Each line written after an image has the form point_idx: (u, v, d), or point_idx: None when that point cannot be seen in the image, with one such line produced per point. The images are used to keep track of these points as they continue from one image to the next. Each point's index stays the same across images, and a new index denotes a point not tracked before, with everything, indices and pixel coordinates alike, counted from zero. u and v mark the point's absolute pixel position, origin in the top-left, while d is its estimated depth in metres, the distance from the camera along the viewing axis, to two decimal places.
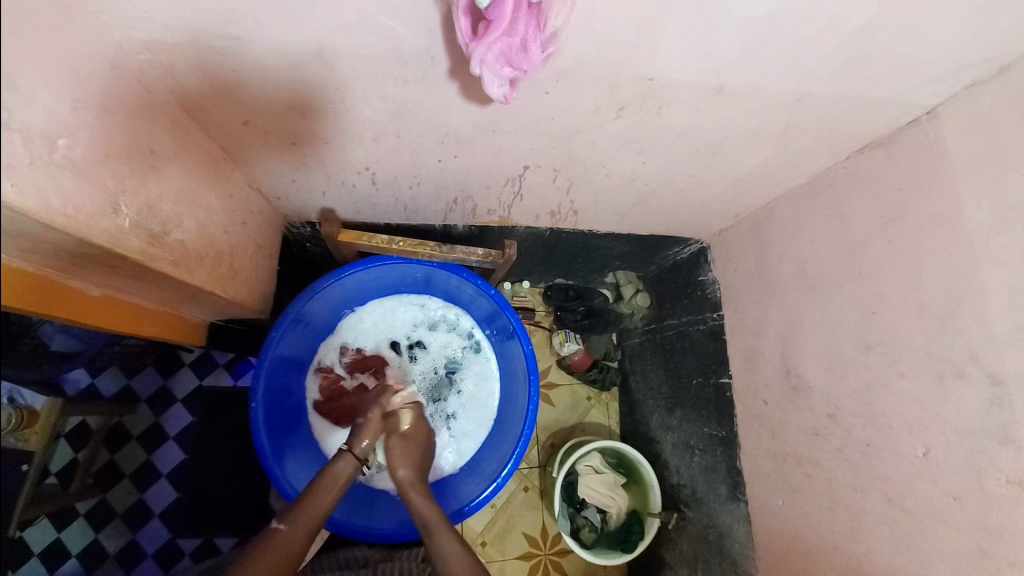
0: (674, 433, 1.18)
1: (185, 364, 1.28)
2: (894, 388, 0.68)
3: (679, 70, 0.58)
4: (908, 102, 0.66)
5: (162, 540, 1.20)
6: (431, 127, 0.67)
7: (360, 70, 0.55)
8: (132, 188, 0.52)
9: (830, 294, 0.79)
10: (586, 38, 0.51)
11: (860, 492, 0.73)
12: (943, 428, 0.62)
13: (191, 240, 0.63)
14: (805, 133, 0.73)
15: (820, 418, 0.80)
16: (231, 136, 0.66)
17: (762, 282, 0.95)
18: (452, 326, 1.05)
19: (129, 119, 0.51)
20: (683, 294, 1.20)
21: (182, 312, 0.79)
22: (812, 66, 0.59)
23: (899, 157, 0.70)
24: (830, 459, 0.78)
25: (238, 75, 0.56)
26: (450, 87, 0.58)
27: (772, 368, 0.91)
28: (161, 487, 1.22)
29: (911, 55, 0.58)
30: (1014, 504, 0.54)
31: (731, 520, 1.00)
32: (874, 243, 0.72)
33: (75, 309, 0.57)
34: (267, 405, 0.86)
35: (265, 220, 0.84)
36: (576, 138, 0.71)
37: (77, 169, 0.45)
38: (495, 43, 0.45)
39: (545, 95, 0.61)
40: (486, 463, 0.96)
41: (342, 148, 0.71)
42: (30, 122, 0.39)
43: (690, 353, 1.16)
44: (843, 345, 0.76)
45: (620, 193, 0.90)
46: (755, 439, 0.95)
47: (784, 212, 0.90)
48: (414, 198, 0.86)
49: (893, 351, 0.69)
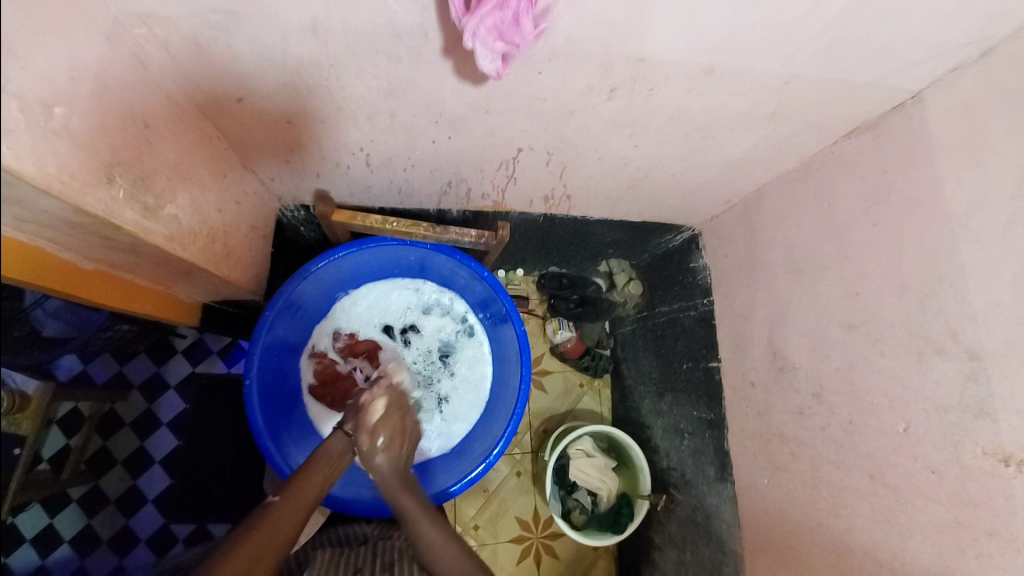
0: (664, 418, 1.20)
1: (179, 351, 1.28)
2: (876, 366, 0.70)
3: (669, 51, 0.59)
4: (894, 86, 0.67)
5: (157, 525, 1.21)
6: (426, 106, 0.67)
7: (354, 46, 0.56)
8: (126, 160, 0.52)
9: (816, 277, 0.81)
10: (578, 17, 0.52)
11: (842, 469, 0.75)
12: (923, 404, 0.64)
13: (185, 216, 0.63)
14: (792, 118, 0.75)
15: (805, 397, 0.82)
16: (224, 114, 0.67)
17: (750, 267, 0.97)
18: (447, 311, 1.05)
19: (121, 90, 0.51)
20: (674, 280, 1.22)
21: (175, 291, 0.80)
22: (799, 48, 0.60)
23: (884, 140, 0.71)
24: (813, 437, 0.81)
25: (231, 49, 0.56)
26: (444, 65, 0.59)
27: (760, 351, 0.93)
28: (155, 473, 1.23)
29: (894, 39, 0.59)
30: (989, 474, 0.56)
31: (718, 500, 1.02)
32: (859, 226, 0.74)
33: (68, 281, 0.57)
34: (264, 384, 0.87)
35: (258, 202, 0.85)
36: (569, 120, 0.72)
37: (72, 137, 0.45)
38: (488, 16, 0.45)
39: (537, 75, 0.62)
40: (477, 444, 0.98)
41: (336, 127, 0.71)
42: (25, 86, 0.40)
43: (681, 339, 1.17)
44: (827, 326, 0.78)
45: (612, 177, 0.91)
46: (742, 421, 0.97)
47: (773, 198, 0.92)
48: (408, 180, 0.87)
49: (874, 331, 0.71)
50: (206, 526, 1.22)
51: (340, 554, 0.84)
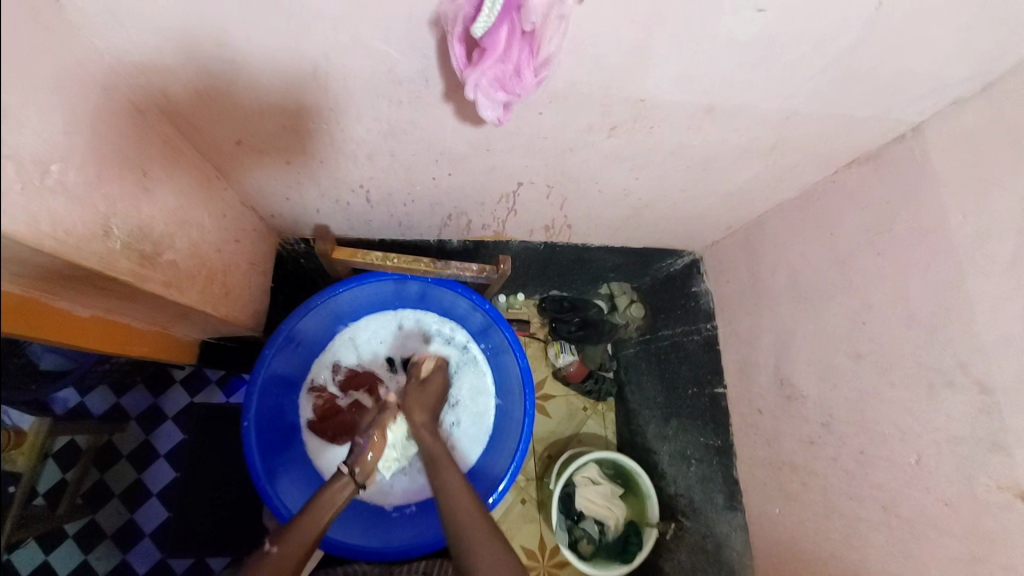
0: (670, 443, 1.18)
1: (175, 381, 1.26)
2: (886, 397, 0.69)
3: (670, 92, 0.59)
4: (894, 119, 0.67)
5: (153, 560, 1.18)
6: (426, 146, 0.67)
7: (355, 91, 0.56)
8: (124, 210, 0.52)
9: (821, 305, 0.80)
10: (580, 62, 0.52)
11: (855, 500, 0.73)
12: (934, 436, 0.63)
13: (183, 259, 0.63)
14: (793, 150, 0.75)
15: (815, 427, 0.81)
16: (224, 155, 0.66)
17: (754, 293, 0.97)
18: (447, 340, 1.03)
19: (119, 139, 0.51)
20: (676, 304, 1.21)
21: (171, 331, 0.79)
22: (800, 86, 0.60)
23: (886, 171, 0.71)
24: (824, 467, 0.79)
25: (231, 95, 0.56)
26: (445, 108, 0.59)
27: (766, 378, 0.92)
28: (153, 507, 1.21)
29: (893, 76, 0.60)
30: (1005, 511, 0.55)
31: (728, 529, 1.00)
32: (863, 255, 0.73)
33: (64, 328, 0.57)
34: (259, 423, 0.85)
35: (258, 237, 0.84)
36: (569, 155, 0.72)
37: (70, 193, 0.44)
38: (489, 68, 0.45)
39: (537, 116, 0.61)
40: (481, 479, 0.96)
41: (336, 166, 0.71)
42: (22, 148, 0.39)
43: (685, 363, 1.16)
44: (835, 356, 0.77)
45: (613, 207, 0.91)
46: (751, 449, 0.96)
47: (774, 225, 0.92)
48: (408, 214, 0.87)
49: (883, 361, 0.70)
50: (204, 559, 1.18)
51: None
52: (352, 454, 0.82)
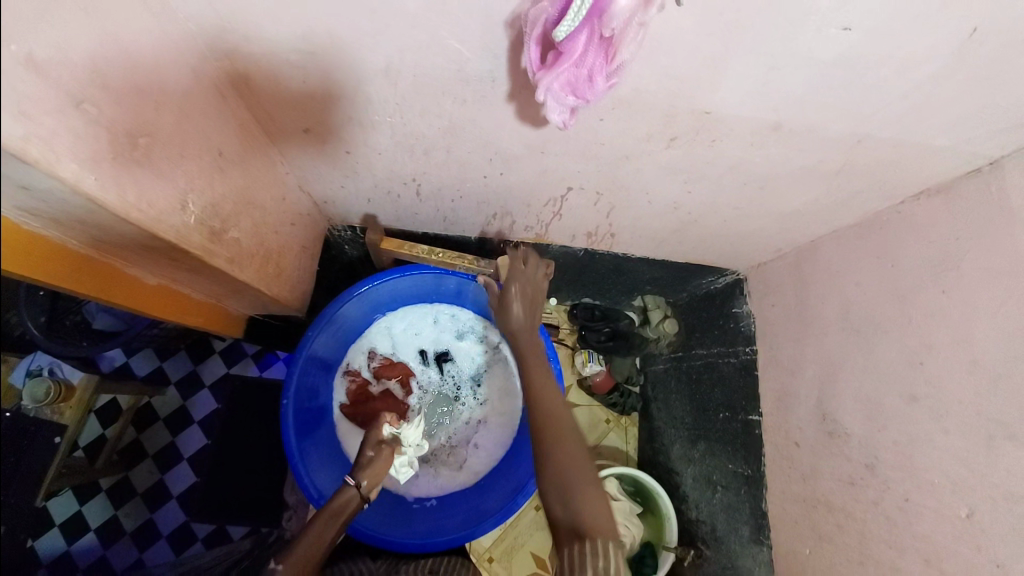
0: (695, 466, 1.15)
1: (214, 352, 1.30)
2: (939, 444, 0.65)
3: (737, 106, 0.58)
4: (972, 152, 0.64)
5: (177, 522, 1.21)
6: (482, 145, 0.68)
7: (421, 88, 0.57)
8: (200, 187, 0.54)
9: (875, 340, 0.77)
10: (648, 70, 0.52)
11: (895, 549, 0.70)
12: (989, 491, 0.59)
13: (245, 238, 0.65)
14: (859, 175, 0.72)
15: (857, 467, 0.78)
16: (292, 143, 0.68)
17: (800, 320, 0.93)
18: (480, 338, 1.04)
19: (202, 120, 0.53)
20: (712, 324, 1.18)
21: (226, 305, 0.83)
22: (876, 109, 0.58)
23: (957, 205, 0.68)
24: (863, 510, 0.76)
25: (304, 84, 0.57)
26: (506, 109, 0.59)
27: (806, 410, 0.89)
28: (181, 470, 1.25)
29: (979, 107, 0.56)
30: None
31: (751, 564, 0.97)
32: (926, 292, 0.70)
33: (134, 297, 0.60)
34: (295, 402, 0.89)
35: (311, 222, 0.87)
36: (623, 164, 0.71)
37: (155, 167, 0.47)
38: (563, 73, 0.45)
39: (598, 122, 0.61)
40: (504, 481, 0.96)
41: (392, 158, 0.72)
42: (116, 122, 0.42)
43: (718, 386, 1.12)
44: (886, 395, 0.74)
45: (661, 219, 0.90)
46: (784, 482, 0.93)
47: (829, 252, 0.88)
48: (455, 210, 0.88)
49: (938, 406, 0.66)
50: (224, 527, 1.22)
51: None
52: (358, 467, 0.79)
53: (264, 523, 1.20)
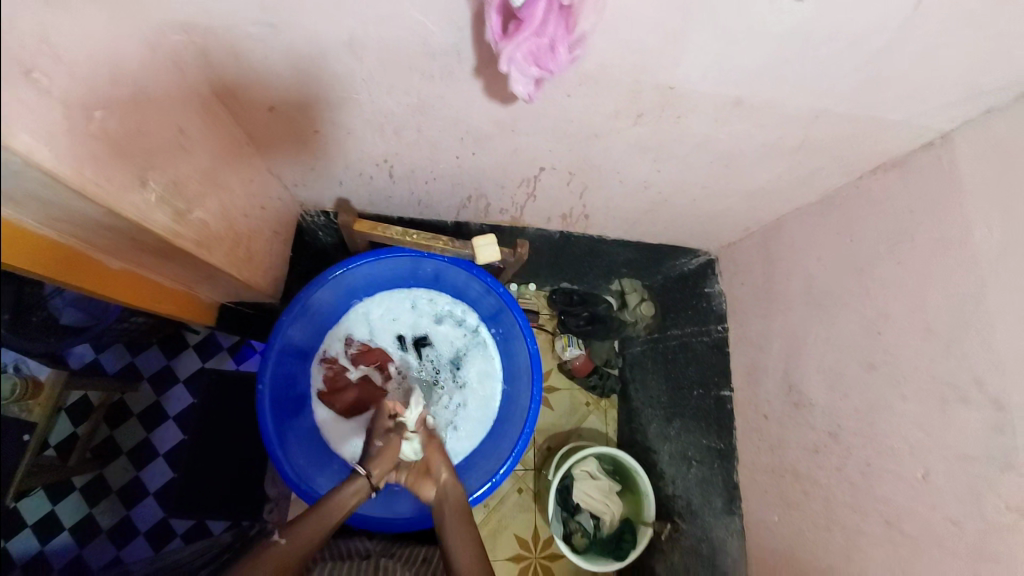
0: (671, 444, 1.17)
1: (189, 346, 1.28)
2: (896, 409, 0.68)
3: (699, 81, 0.59)
4: (923, 125, 0.66)
5: (154, 519, 1.20)
6: (452, 123, 0.68)
7: (386, 63, 0.56)
8: (161, 166, 0.53)
9: (836, 312, 0.80)
10: (611, 44, 0.53)
11: (857, 512, 0.73)
12: (943, 451, 0.62)
13: (212, 220, 0.64)
14: (819, 151, 0.74)
15: (821, 435, 0.81)
16: (258, 122, 0.68)
17: (767, 297, 0.96)
18: (458, 321, 1.05)
19: (161, 97, 0.52)
20: (686, 304, 1.21)
21: (195, 291, 0.81)
22: (832, 83, 0.60)
23: (911, 179, 0.70)
24: (827, 476, 0.79)
25: (268, 60, 0.56)
26: (474, 85, 0.59)
27: (774, 383, 0.92)
28: (157, 467, 1.22)
29: (928, 80, 0.59)
30: (1012, 532, 0.54)
31: (726, 533, 1.00)
32: (882, 264, 0.72)
33: (92, 279, 0.58)
34: (274, 390, 0.88)
35: (282, 206, 0.85)
36: (593, 141, 0.72)
37: (112, 141, 0.46)
38: (524, 42, 0.46)
39: (565, 98, 0.62)
40: (484, 461, 0.97)
41: (362, 139, 0.72)
42: (69, 93, 0.41)
43: (692, 364, 1.15)
44: (847, 364, 0.77)
45: (632, 199, 0.91)
46: (754, 454, 0.96)
47: (793, 229, 0.91)
48: (429, 192, 0.88)
49: (896, 373, 0.69)
50: (204, 522, 1.20)
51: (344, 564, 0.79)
52: (370, 455, 0.79)
53: (246, 516, 1.17)
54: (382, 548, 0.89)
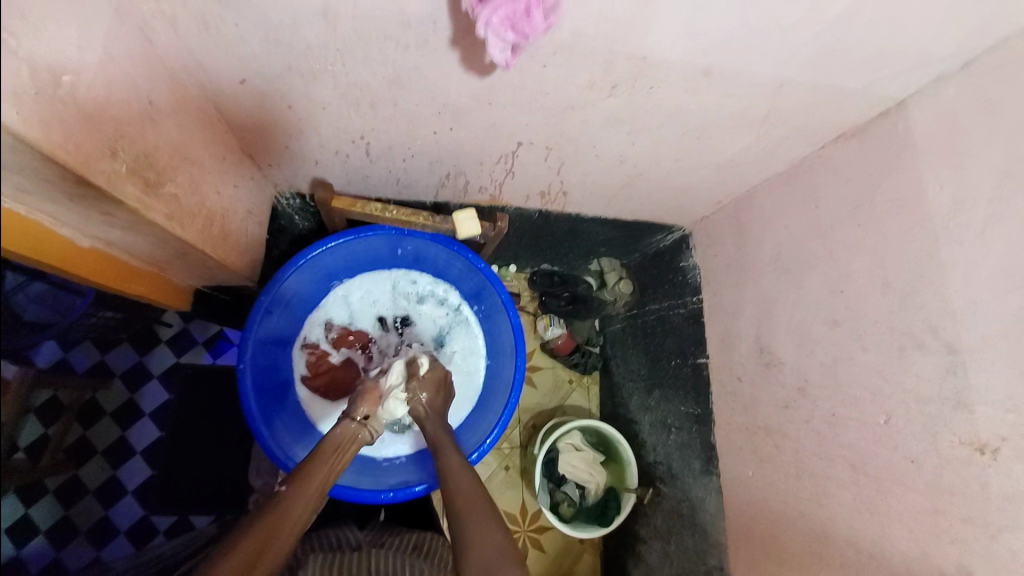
0: (651, 413, 1.21)
1: (162, 340, 1.19)
2: (859, 360, 0.73)
3: (671, 50, 0.61)
4: (881, 94, 0.70)
5: (135, 516, 1.15)
6: (430, 96, 0.68)
7: (362, 32, 0.56)
8: (129, 137, 0.52)
9: (803, 276, 0.84)
10: (586, 12, 0.54)
11: (825, 460, 0.78)
12: (903, 396, 0.66)
13: (185, 196, 0.63)
14: (785, 121, 0.77)
15: (790, 392, 0.85)
16: (229, 95, 0.66)
17: (739, 266, 1.00)
18: (440, 301, 1.05)
19: (128, 67, 0.51)
20: (663, 279, 1.24)
21: (166, 273, 0.79)
22: (796, 52, 0.62)
23: (870, 145, 0.74)
24: (797, 429, 0.84)
25: (239, 30, 0.56)
26: (451, 55, 0.60)
27: (746, 347, 0.96)
28: (135, 464, 1.17)
29: (882, 49, 0.62)
30: (965, 463, 0.59)
31: (704, 493, 1.05)
32: (844, 227, 0.76)
33: (62, 257, 0.56)
34: (257, 372, 0.87)
35: (256, 186, 0.84)
36: (570, 114, 0.73)
37: (80, 107, 0.45)
38: (501, 7, 0.46)
39: (542, 69, 0.63)
40: (471, 435, 0.98)
41: (339, 114, 0.71)
42: (36, 57, 0.40)
43: (669, 336, 1.19)
44: (813, 323, 0.81)
45: (608, 175, 0.93)
46: (729, 415, 1.00)
47: (762, 200, 0.95)
48: (407, 170, 0.87)
49: (858, 328, 0.73)
50: (188, 516, 1.17)
51: (334, 559, 0.78)
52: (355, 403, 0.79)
53: (231, 511, 1.16)
54: (373, 537, 0.88)
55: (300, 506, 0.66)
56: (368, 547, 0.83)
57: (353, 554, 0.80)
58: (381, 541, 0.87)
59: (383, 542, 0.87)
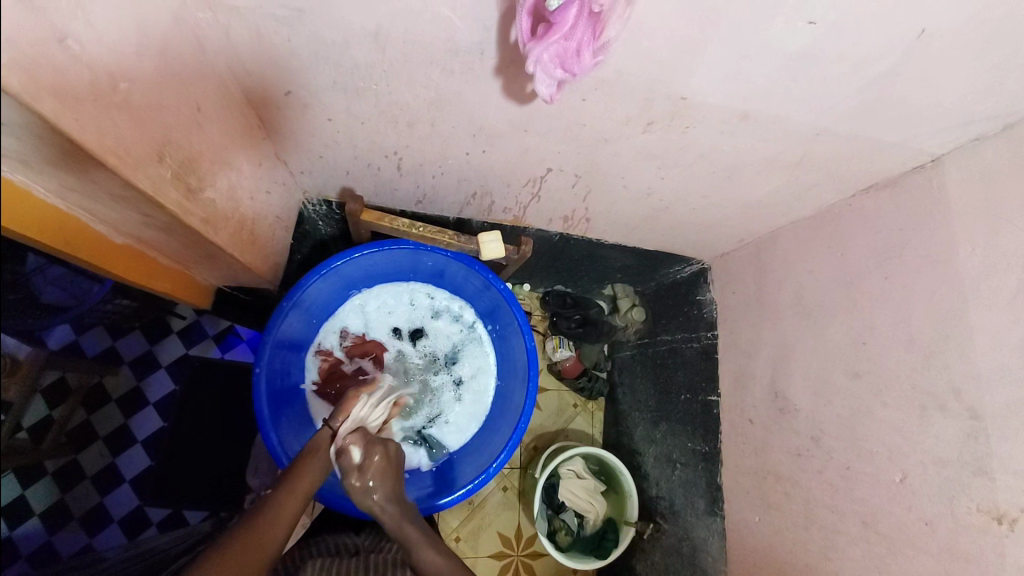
0: (656, 446, 1.20)
1: (173, 332, 1.19)
2: (878, 416, 0.71)
3: (711, 93, 0.61)
4: (917, 149, 0.70)
5: (129, 507, 1.11)
6: (467, 119, 0.69)
7: (409, 55, 0.57)
8: (175, 142, 0.53)
9: (824, 324, 0.83)
10: (631, 51, 0.54)
11: (836, 513, 0.76)
12: (921, 456, 0.65)
13: (220, 199, 0.64)
14: (817, 168, 0.77)
15: (804, 440, 0.84)
16: (271, 104, 0.67)
17: (758, 306, 0.99)
18: (455, 317, 1.05)
19: (183, 74, 0.53)
20: (678, 311, 1.23)
21: (191, 271, 0.80)
22: (834, 104, 0.63)
23: (902, 198, 0.74)
24: (808, 478, 0.82)
25: (291, 45, 0.57)
26: (493, 82, 0.61)
27: (761, 389, 0.95)
28: (134, 454, 1.14)
29: (924, 106, 0.62)
30: (982, 532, 0.58)
31: (706, 534, 1.03)
32: (871, 278, 0.76)
33: (95, 252, 0.57)
34: (270, 378, 0.86)
35: (286, 192, 0.85)
36: (602, 145, 0.74)
37: (134, 113, 0.46)
38: (552, 45, 0.47)
39: (580, 102, 0.64)
40: (476, 455, 0.97)
41: (376, 129, 0.72)
42: (99, 63, 0.41)
43: (680, 370, 1.18)
44: (832, 372, 0.80)
45: (634, 206, 0.93)
46: (737, 456, 0.99)
47: (787, 242, 0.94)
48: (434, 187, 0.88)
49: (879, 381, 0.72)
50: (183, 510, 1.13)
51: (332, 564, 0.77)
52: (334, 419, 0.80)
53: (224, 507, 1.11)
54: (371, 544, 0.87)
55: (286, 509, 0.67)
56: (365, 553, 0.82)
57: (350, 560, 0.79)
58: (380, 547, 0.85)
59: (379, 548, 0.85)
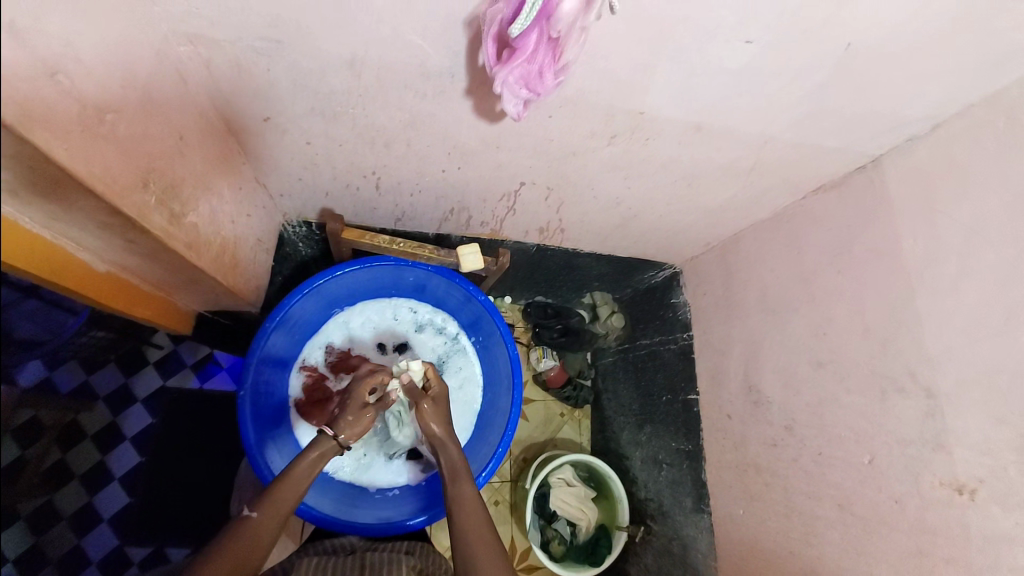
0: (642, 449, 1.22)
1: (150, 363, 1.04)
2: (843, 402, 0.76)
3: (666, 108, 0.66)
4: (857, 151, 0.76)
5: (108, 548, 0.98)
6: (442, 139, 0.72)
7: (385, 81, 0.60)
8: (160, 169, 0.55)
9: (788, 318, 0.88)
10: (591, 72, 0.59)
11: (813, 499, 0.79)
12: (886, 437, 0.69)
13: (203, 225, 0.66)
14: (768, 173, 0.83)
15: (778, 430, 0.88)
16: (249, 131, 0.70)
17: (727, 305, 1.04)
18: (439, 330, 1.07)
19: (165, 105, 0.55)
20: (655, 315, 1.27)
21: (172, 298, 0.81)
22: (778, 114, 0.68)
23: (847, 197, 0.80)
24: (785, 468, 0.86)
25: (270, 74, 0.59)
26: (464, 104, 0.64)
27: (735, 385, 0.99)
28: (113, 492, 0.99)
29: (858, 112, 0.68)
30: (946, 504, 0.61)
31: (695, 531, 1.05)
32: (826, 273, 0.81)
33: (80, 281, 0.58)
34: (254, 397, 0.87)
35: (266, 215, 0.87)
36: (570, 159, 0.78)
37: (120, 144, 0.48)
38: (517, 68, 0.51)
39: (547, 119, 0.68)
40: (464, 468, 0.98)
41: (354, 152, 0.75)
42: (88, 97, 0.43)
43: (660, 372, 1.21)
44: (798, 364, 0.85)
45: (605, 215, 0.98)
46: (719, 452, 1.02)
47: (749, 244, 1.00)
48: (413, 205, 0.91)
49: (841, 369, 0.77)
50: (162, 548, 1.09)
51: (329, 562, 0.77)
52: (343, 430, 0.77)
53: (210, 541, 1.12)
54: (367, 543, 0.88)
55: (269, 532, 0.65)
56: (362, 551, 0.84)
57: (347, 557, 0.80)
58: (377, 546, 0.88)
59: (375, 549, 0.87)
